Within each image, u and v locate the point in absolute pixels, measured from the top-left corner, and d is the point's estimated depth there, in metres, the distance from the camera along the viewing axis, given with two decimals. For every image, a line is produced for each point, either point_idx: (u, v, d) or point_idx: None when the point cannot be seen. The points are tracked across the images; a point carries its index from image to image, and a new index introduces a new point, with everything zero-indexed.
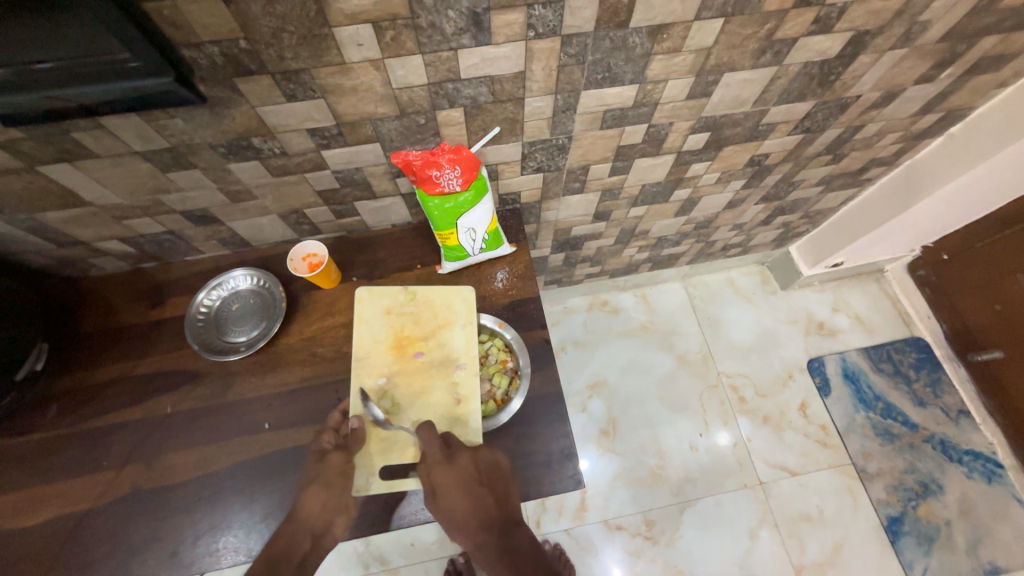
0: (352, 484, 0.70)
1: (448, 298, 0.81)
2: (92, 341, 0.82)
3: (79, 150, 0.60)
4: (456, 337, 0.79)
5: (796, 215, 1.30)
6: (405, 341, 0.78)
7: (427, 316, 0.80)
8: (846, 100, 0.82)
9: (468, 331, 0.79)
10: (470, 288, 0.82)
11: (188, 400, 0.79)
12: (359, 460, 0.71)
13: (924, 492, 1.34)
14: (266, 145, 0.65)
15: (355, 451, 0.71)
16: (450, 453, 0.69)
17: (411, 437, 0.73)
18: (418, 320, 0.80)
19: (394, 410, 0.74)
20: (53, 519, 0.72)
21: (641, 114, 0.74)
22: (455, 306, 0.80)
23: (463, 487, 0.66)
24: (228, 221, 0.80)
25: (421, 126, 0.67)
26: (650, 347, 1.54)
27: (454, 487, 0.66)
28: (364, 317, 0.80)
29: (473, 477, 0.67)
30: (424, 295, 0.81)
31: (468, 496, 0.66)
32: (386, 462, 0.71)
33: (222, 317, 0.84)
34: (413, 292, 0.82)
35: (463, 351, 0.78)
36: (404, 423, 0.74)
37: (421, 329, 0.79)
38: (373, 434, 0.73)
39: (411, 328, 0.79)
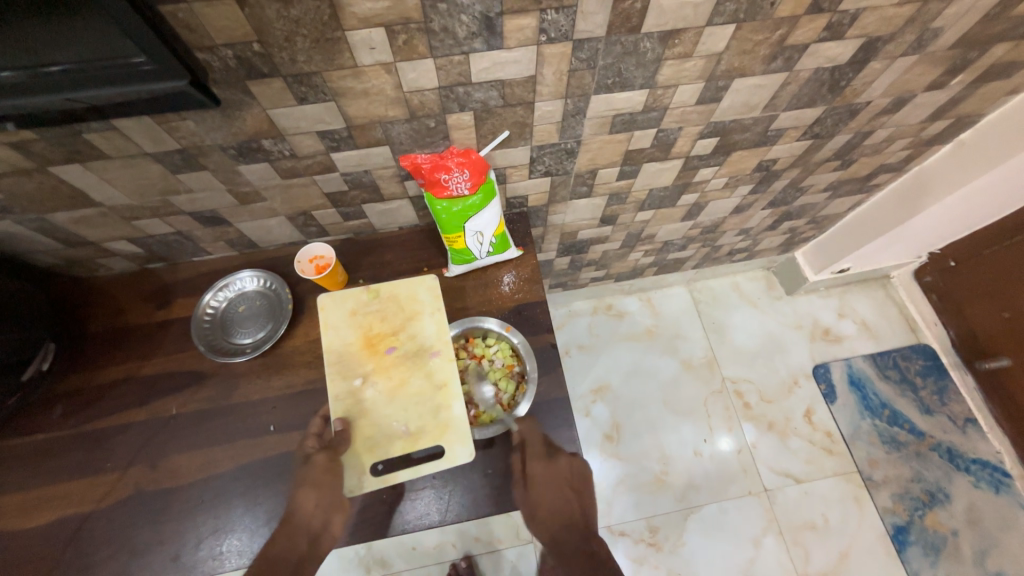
0: (343, 486, 0.68)
1: (412, 289, 0.78)
2: (98, 342, 0.82)
3: (90, 151, 0.60)
4: (426, 326, 0.76)
5: (803, 221, 1.29)
6: (375, 338, 0.75)
7: (393, 311, 0.77)
8: (855, 106, 0.82)
9: (437, 318, 0.77)
10: (433, 276, 0.79)
11: (193, 401, 0.78)
12: (348, 462, 0.69)
13: (931, 501, 1.33)
14: (276, 147, 0.65)
15: (343, 453, 0.69)
16: (551, 451, 0.73)
17: (397, 431, 0.70)
18: (385, 316, 0.76)
19: (375, 409, 0.71)
20: (56, 521, 0.72)
21: (650, 119, 0.74)
22: (421, 296, 0.78)
23: (558, 487, 0.72)
24: (236, 222, 0.80)
25: (430, 130, 0.67)
26: (654, 352, 1.53)
27: (551, 485, 0.72)
28: (329, 322, 0.76)
29: (568, 479, 0.72)
30: (388, 290, 0.78)
31: (560, 496, 0.72)
32: (377, 458, 0.69)
33: (228, 319, 0.84)
34: (375, 289, 0.78)
35: (435, 339, 0.75)
36: (387, 418, 0.71)
37: (390, 324, 0.76)
38: (357, 434, 0.70)
39: (379, 325, 0.76)
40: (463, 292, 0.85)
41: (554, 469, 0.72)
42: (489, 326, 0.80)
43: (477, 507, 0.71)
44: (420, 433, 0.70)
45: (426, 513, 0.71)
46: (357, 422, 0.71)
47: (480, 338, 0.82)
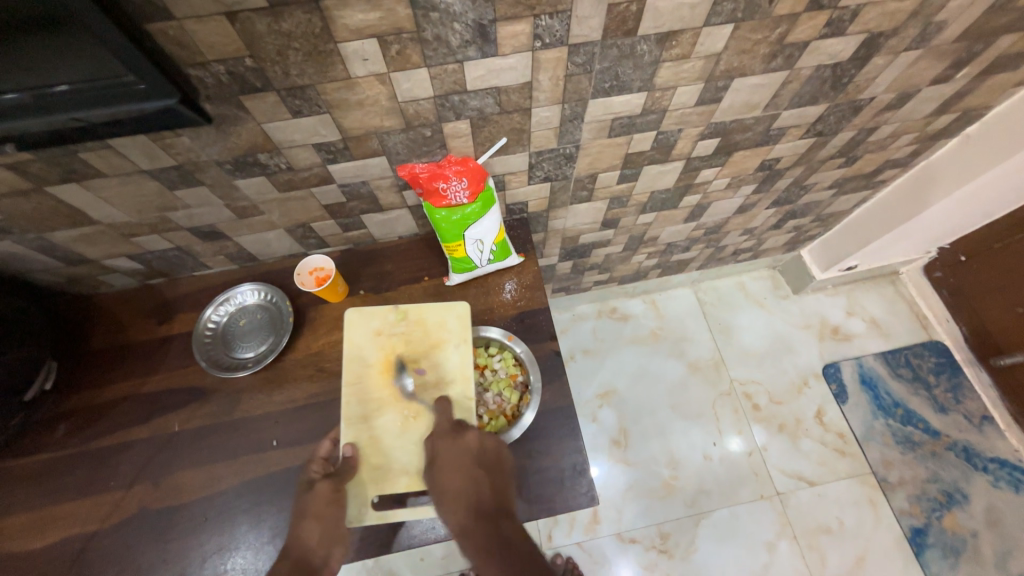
0: (345, 516, 0.67)
1: (439, 317, 0.76)
2: (100, 359, 0.82)
3: (86, 170, 0.60)
4: (450, 357, 0.74)
5: (808, 219, 1.27)
6: (396, 363, 0.74)
7: (418, 337, 0.75)
8: (858, 103, 0.80)
9: (462, 350, 0.74)
10: (463, 305, 0.78)
11: (195, 417, 0.78)
12: (352, 490, 0.68)
13: (948, 502, 1.30)
14: (272, 161, 0.65)
15: (348, 481, 0.68)
16: (458, 429, 0.68)
17: (404, 464, 0.69)
18: (410, 341, 0.75)
19: (386, 437, 0.70)
20: (61, 541, 0.71)
21: (650, 122, 0.73)
22: (448, 325, 0.76)
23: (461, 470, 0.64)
24: (235, 236, 0.79)
25: (427, 139, 0.67)
26: (660, 355, 1.51)
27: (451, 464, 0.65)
28: (354, 340, 0.74)
29: (462, 456, 0.65)
30: (416, 314, 0.76)
31: (463, 477, 0.63)
32: (380, 490, 0.68)
33: (230, 333, 0.83)
34: (403, 312, 0.76)
35: (458, 373, 0.73)
36: (398, 448, 0.70)
37: (413, 350, 0.74)
38: (366, 462, 0.69)
39: (402, 349, 0.74)
40: (463, 301, 0.84)
41: (457, 443, 0.66)
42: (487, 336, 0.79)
43: None
44: (427, 470, 0.69)
45: (431, 526, 0.70)
46: (368, 447, 0.70)
47: (481, 347, 0.81)
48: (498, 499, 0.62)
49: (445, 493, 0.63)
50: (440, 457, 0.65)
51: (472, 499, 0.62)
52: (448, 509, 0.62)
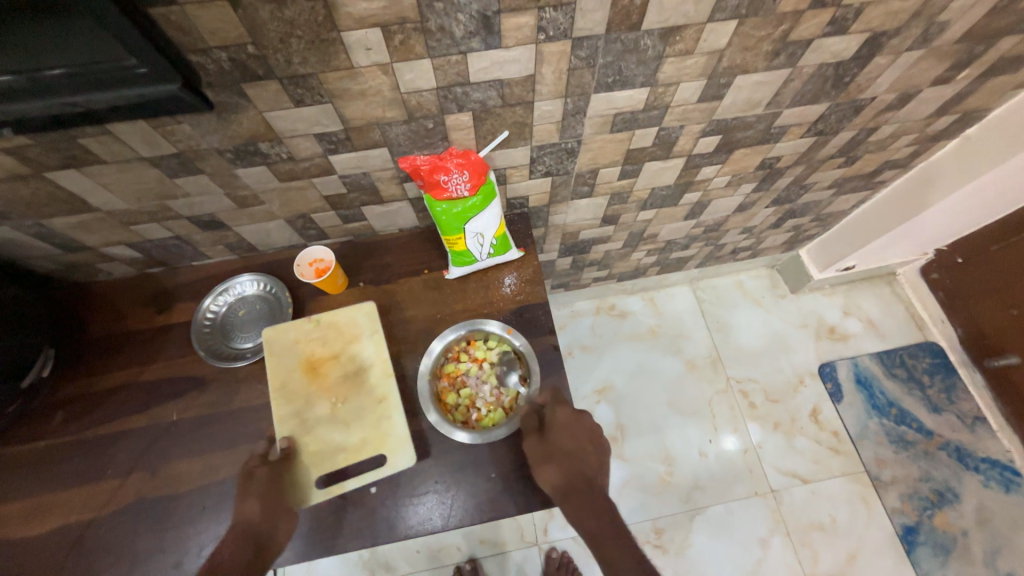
0: (290, 501, 0.68)
1: (351, 315, 0.78)
2: (98, 347, 0.82)
3: (86, 156, 0.59)
4: (365, 348, 0.77)
5: (806, 219, 1.28)
6: (315, 362, 0.76)
7: (334, 336, 0.77)
8: (860, 102, 0.81)
9: (377, 339, 0.77)
10: (370, 302, 0.79)
11: (193, 407, 0.78)
12: (292, 478, 0.69)
13: (939, 501, 1.31)
14: (273, 150, 0.65)
15: (285, 473, 0.69)
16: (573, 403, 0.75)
17: (340, 445, 0.71)
18: (326, 342, 0.77)
19: (318, 429, 0.72)
20: (58, 527, 0.72)
21: (652, 118, 0.73)
22: (359, 321, 0.78)
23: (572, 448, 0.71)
24: (235, 226, 0.79)
25: (429, 131, 0.67)
26: (658, 352, 1.52)
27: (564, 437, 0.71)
28: (273, 350, 0.76)
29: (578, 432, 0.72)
30: (329, 318, 0.78)
31: (579, 452, 0.71)
32: (321, 472, 0.69)
33: (229, 323, 0.83)
34: (317, 318, 0.78)
35: (376, 359, 0.76)
36: (330, 432, 0.72)
37: (329, 348, 0.76)
38: (301, 454, 0.70)
39: (320, 350, 0.76)
40: (462, 294, 0.85)
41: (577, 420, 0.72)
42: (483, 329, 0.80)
43: (480, 512, 0.71)
44: (362, 444, 0.71)
45: (428, 519, 0.71)
46: (302, 441, 0.71)
47: (479, 340, 0.82)
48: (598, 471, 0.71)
49: (559, 456, 0.70)
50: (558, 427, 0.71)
51: (581, 473, 0.69)
52: (554, 469, 0.69)
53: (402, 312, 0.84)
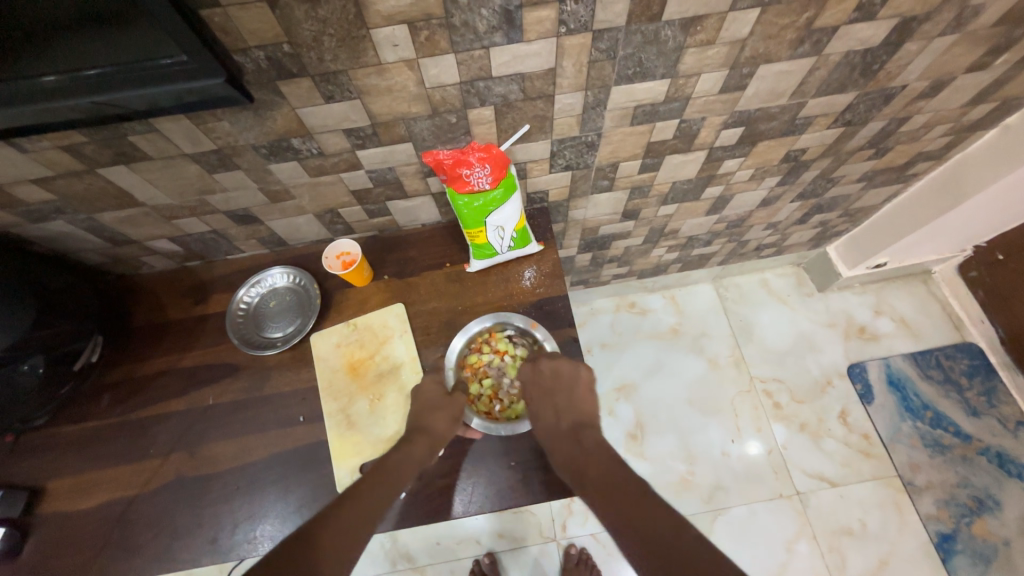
0: (337, 484, 0.74)
1: (383, 318, 0.85)
2: (142, 335, 0.87)
3: (135, 153, 0.64)
4: (397, 347, 0.82)
5: (835, 214, 1.24)
6: (355, 362, 0.82)
7: (369, 338, 0.83)
8: (890, 91, 0.78)
9: (407, 339, 0.83)
10: (400, 304, 0.86)
11: (228, 392, 0.82)
12: (338, 465, 0.75)
13: (978, 509, 1.25)
14: (304, 146, 0.68)
15: (333, 462, 0.75)
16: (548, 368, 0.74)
17: (378, 436, 0.77)
18: (363, 344, 0.83)
19: (360, 422, 0.78)
20: (105, 502, 0.76)
21: (673, 110, 0.73)
22: (390, 322, 0.84)
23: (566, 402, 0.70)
24: (267, 220, 0.83)
25: (452, 125, 0.68)
26: (678, 350, 1.50)
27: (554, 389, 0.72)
28: (319, 355, 0.83)
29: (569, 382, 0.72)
30: (364, 322, 0.85)
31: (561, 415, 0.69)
32: (363, 460, 0.75)
33: (261, 313, 0.87)
34: (354, 322, 0.85)
35: (406, 358, 0.81)
36: (369, 425, 0.77)
37: (366, 350, 0.82)
38: (345, 444, 0.76)
39: (358, 352, 0.83)
40: (483, 287, 0.86)
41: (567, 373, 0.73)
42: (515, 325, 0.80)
43: (499, 500, 0.72)
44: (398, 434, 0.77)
45: (449, 504, 0.72)
46: (346, 434, 0.77)
47: (505, 332, 0.83)
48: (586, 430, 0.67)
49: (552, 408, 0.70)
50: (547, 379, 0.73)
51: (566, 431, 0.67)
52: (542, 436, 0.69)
53: (425, 304, 0.86)
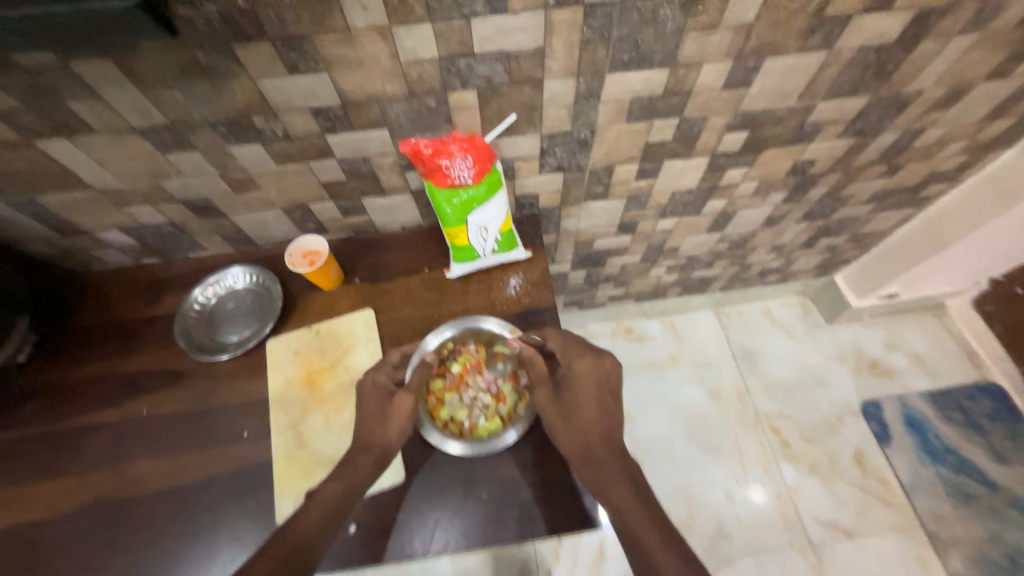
0: (277, 514, 0.64)
1: (349, 324, 0.76)
2: (82, 336, 0.78)
3: (76, 124, 0.57)
4: (362, 358, 0.73)
5: (843, 238, 1.18)
6: (313, 373, 0.72)
7: (332, 347, 0.74)
8: (905, 97, 0.73)
9: (375, 349, 0.74)
10: (371, 310, 0.78)
11: (167, 403, 0.72)
12: (282, 492, 0.65)
13: (1013, 569, 1.13)
14: (268, 126, 0.61)
15: (276, 487, 0.65)
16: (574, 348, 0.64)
17: (331, 458, 0.67)
18: (324, 352, 0.74)
19: (312, 441, 0.68)
20: (8, 529, 0.65)
21: (672, 106, 0.68)
22: (357, 330, 0.76)
23: (602, 417, 0.59)
24: (230, 214, 0.76)
25: (431, 110, 0.63)
26: (678, 380, 1.40)
27: (582, 394, 0.60)
28: (274, 363, 0.73)
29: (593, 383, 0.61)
30: (328, 328, 0.76)
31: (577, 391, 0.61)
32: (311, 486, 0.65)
33: (216, 316, 0.79)
34: (317, 328, 0.76)
35: None
36: (322, 445, 0.67)
37: (327, 359, 0.73)
38: (292, 467, 0.66)
39: (318, 361, 0.73)
40: (463, 295, 0.78)
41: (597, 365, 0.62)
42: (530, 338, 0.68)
43: (467, 540, 0.61)
44: None
45: (409, 544, 0.61)
46: (294, 455, 0.67)
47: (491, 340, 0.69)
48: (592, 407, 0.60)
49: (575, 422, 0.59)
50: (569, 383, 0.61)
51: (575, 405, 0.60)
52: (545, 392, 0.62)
53: (398, 311, 0.78)
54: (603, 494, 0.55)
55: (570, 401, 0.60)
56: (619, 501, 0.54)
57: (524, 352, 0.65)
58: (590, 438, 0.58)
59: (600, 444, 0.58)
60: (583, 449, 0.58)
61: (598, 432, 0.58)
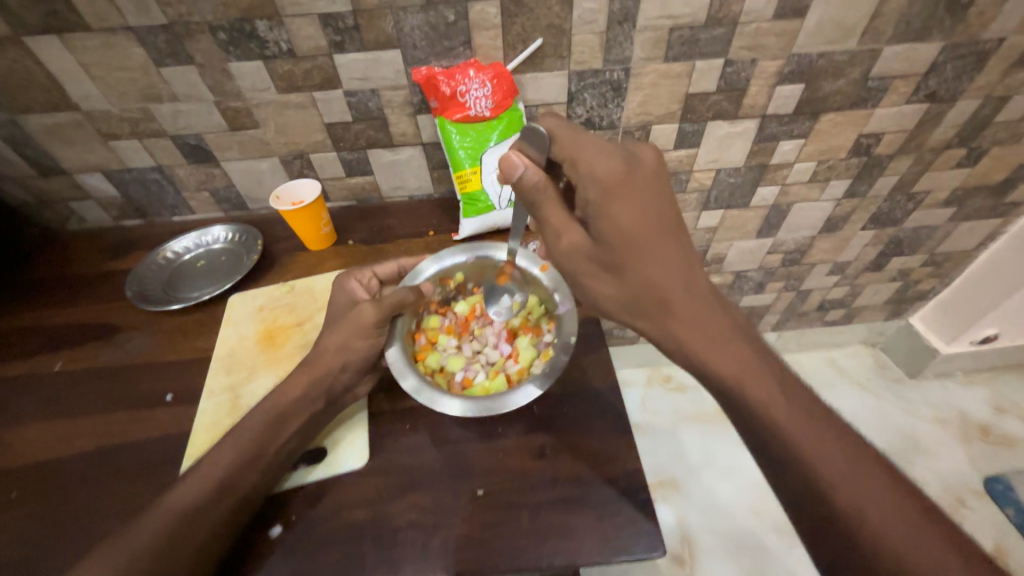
0: None
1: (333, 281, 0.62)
2: (28, 288, 0.67)
3: (71, 16, 0.53)
4: None
5: (917, 258, 1.02)
6: (275, 331, 0.57)
7: (306, 303, 0.59)
8: (983, 47, 0.64)
9: None
10: None
11: (88, 357, 0.57)
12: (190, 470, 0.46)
13: None
14: (272, 36, 0.57)
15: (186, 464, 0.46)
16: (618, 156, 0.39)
17: None
18: (295, 309, 0.59)
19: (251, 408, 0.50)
20: None
21: (717, 40, 0.61)
22: None
23: (677, 252, 0.39)
24: (223, 160, 0.69)
25: (449, 26, 0.57)
26: (733, 441, 1.13)
27: (641, 227, 0.38)
28: (231, 318, 0.58)
29: (653, 202, 0.39)
30: (306, 284, 0.62)
31: (640, 223, 0.38)
32: None
33: (180, 271, 0.66)
34: (292, 283, 0.62)
35: None
36: None
37: (296, 315, 0.58)
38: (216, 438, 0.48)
39: (284, 318, 0.58)
40: None
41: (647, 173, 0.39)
42: (537, 134, 0.40)
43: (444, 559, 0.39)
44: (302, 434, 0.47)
45: (354, 558, 0.39)
46: (222, 422, 0.49)
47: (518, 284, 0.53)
48: (663, 244, 0.39)
49: (643, 278, 0.39)
50: (613, 217, 0.38)
51: (639, 246, 0.38)
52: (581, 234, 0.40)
53: None
54: (694, 361, 0.39)
55: (625, 240, 0.38)
56: (726, 366, 0.37)
57: (529, 181, 0.40)
58: (665, 291, 0.39)
59: (679, 292, 0.39)
60: (659, 307, 0.39)
61: (674, 278, 0.39)
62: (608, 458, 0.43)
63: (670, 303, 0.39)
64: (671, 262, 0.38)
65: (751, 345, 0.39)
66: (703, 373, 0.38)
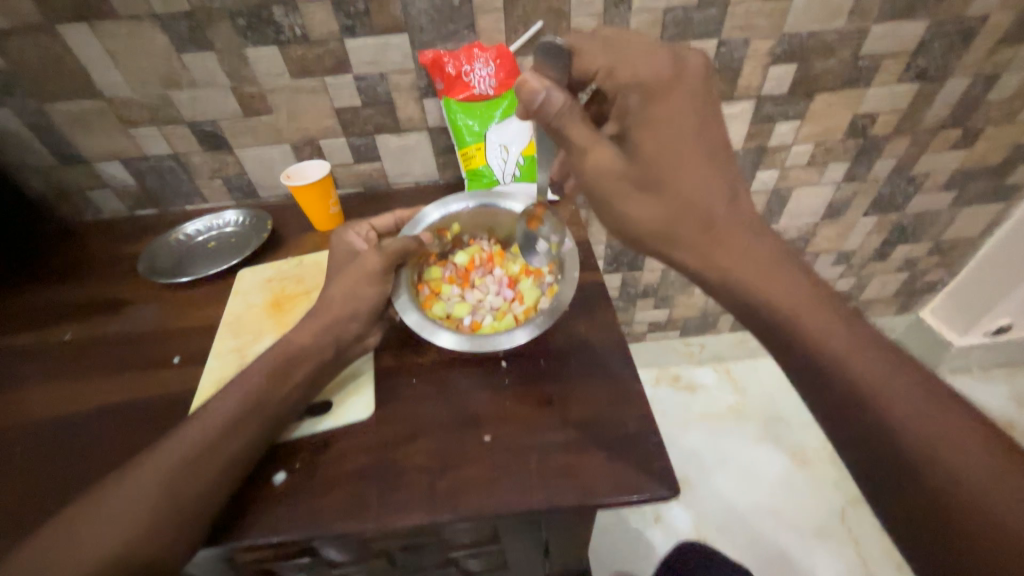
0: None
1: None
2: (43, 271, 0.69)
3: (101, 5, 0.57)
4: None
5: (922, 247, 1.02)
6: (283, 299, 0.57)
7: (313, 274, 0.60)
8: (968, 25, 0.67)
9: None
10: None
11: (98, 328, 0.57)
12: None
13: None
14: (288, 21, 0.60)
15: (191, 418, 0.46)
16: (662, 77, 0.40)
17: None
18: (302, 279, 0.59)
19: None
20: None
21: (709, 21, 0.64)
22: None
23: (717, 171, 0.38)
24: (237, 147, 0.72)
25: (454, 10, 0.61)
26: (747, 439, 1.10)
27: (678, 143, 0.38)
28: (240, 288, 0.59)
29: (693, 120, 0.38)
30: (314, 257, 0.62)
31: (676, 139, 0.38)
32: None
33: (191, 252, 0.68)
34: (300, 257, 0.63)
35: None
36: None
37: (304, 285, 0.59)
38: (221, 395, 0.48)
39: (292, 288, 0.59)
40: None
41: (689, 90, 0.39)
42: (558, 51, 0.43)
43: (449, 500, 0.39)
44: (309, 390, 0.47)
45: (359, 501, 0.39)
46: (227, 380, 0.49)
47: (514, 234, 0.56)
48: (703, 163, 0.38)
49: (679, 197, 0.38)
50: (649, 130, 0.39)
51: (676, 163, 0.38)
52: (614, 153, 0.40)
53: None
54: (736, 284, 0.36)
55: (658, 156, 0.38)
56: (780, 293, 0.35)
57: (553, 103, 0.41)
58: (703, 210, 0.37)
59: (722, 209, 0.37)
60: (699, 223, 0.37)
61: (715, 196, 0.38)
62: (615, 404, 0.43)
63: (709, 225, 0.37)
64: (709, 180, 0.37)
65: (802, 272, 0.36)
66: (753, 300, 0.36)
